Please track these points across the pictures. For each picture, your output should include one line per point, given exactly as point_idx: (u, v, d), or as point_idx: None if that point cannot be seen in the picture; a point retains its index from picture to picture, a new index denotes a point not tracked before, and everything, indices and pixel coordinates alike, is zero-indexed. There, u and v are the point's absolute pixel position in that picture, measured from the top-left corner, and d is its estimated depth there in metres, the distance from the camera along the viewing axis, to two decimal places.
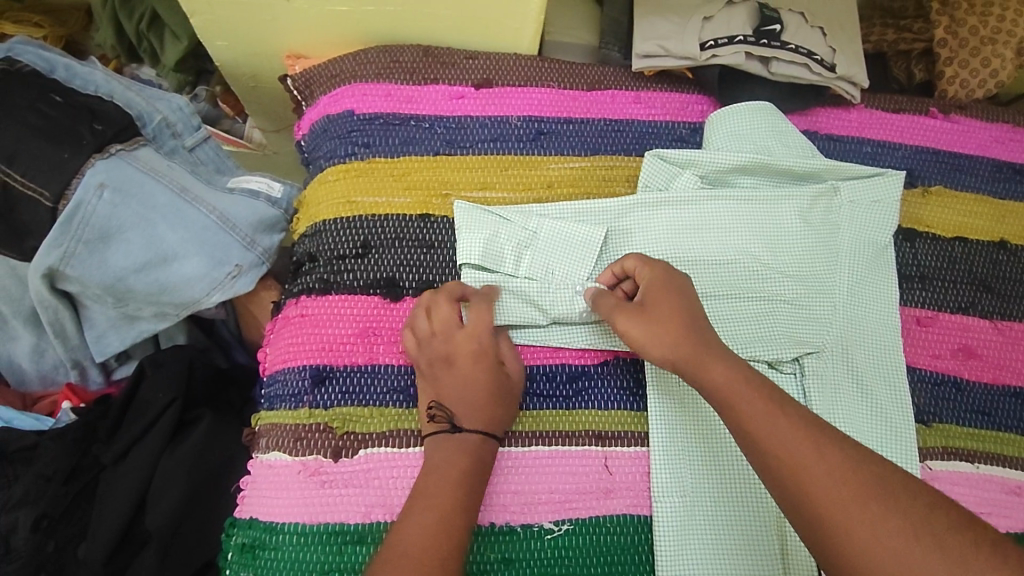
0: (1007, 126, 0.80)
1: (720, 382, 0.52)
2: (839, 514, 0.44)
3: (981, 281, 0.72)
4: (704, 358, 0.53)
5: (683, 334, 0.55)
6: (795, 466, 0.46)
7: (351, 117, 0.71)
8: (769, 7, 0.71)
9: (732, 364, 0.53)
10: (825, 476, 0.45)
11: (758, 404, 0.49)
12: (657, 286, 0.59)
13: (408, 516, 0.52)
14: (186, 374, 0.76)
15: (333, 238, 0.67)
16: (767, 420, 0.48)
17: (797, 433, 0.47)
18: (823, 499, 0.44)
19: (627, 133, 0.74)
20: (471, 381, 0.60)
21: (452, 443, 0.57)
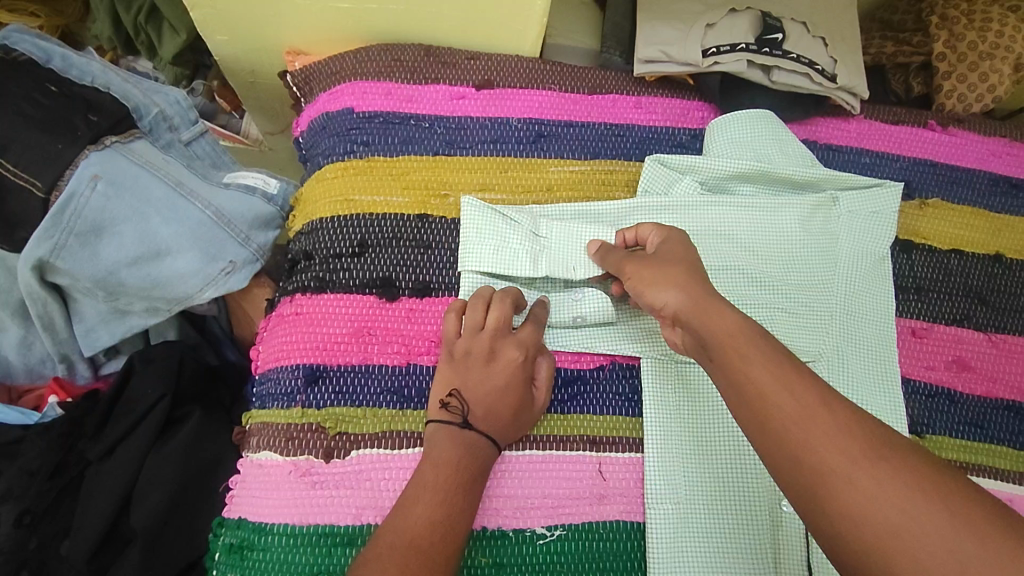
0: (1004, 140, 0.80)
1: (722, 328, 0.48)
2: (839, 468, 0.39)
3: (976, 294, 0.72)
4: (706, 308, 0.49)
5: (694, 283, 0.52)
6: (792, 419, 0.42)
7: (350, 115, 0.70)
8: (772, 16, 0.71)
9: (740, 317, 0.49)
10: (827, 429, 0.41)
11: (762, 357, 0.45)
12: (668, 242, 0.58)
13: (410, 508, 0.52)
14: (177, 370, 0.75)
15: (329, 236, 0.66)
16: (768, 371, 0.45)
17: (799, 387, 0.43)
18: (823, 455, 0.40)
19: (627, 138, 0.73)
20: (505, 386, 0.59)
21: (461, 440, 0.56)
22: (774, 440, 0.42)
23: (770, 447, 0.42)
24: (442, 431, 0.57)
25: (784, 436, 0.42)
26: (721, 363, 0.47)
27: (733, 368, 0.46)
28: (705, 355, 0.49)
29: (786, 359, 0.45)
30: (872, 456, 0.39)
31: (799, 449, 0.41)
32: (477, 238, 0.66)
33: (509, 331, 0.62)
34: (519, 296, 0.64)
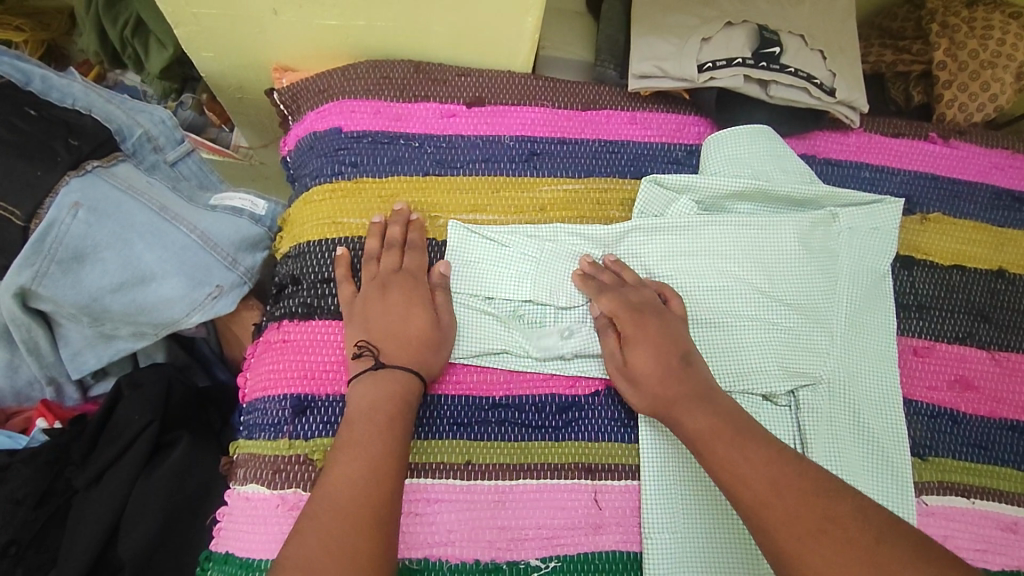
0: (1007, 152, 0.78)
1: (694, 425, 0.54)
2: (790, 544, 0.44)
3: (978, 311, 0.71)
4: (678, 405, 0.56)
5: (658, 385, 0.57)
6: (751, 501, 0.47)
7: (338, 134, 0.69)
8: (768, 29, 0.69)
9: (711, 409, 0.54)
10: (780, 509, 0.46)
11: (727, 445, 0.51)
12: (642, 329, 0.60)
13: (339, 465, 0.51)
14: (165, 395, 0.73)
15: (318, 259, 0.65)
16: (732, 458, 0.50)
17: (760, 467, 0.49)
18: (778, 533, 0.45)
19: (621, 154, 0.72)
20: (405, 315, 0.60)
21: (377, 381, 0.56)
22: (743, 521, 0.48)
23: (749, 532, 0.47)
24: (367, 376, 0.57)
25: (746, 519, 0.48)
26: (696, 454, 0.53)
27: (706, 458, 0.52)
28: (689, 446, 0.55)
29: (747, 444, 0.51)
30: (818, 531, 0.44)
31: (759, 527, 0.46)
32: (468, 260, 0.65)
33: (401, 267, 0.63)
34: (397, 235, 0.64)
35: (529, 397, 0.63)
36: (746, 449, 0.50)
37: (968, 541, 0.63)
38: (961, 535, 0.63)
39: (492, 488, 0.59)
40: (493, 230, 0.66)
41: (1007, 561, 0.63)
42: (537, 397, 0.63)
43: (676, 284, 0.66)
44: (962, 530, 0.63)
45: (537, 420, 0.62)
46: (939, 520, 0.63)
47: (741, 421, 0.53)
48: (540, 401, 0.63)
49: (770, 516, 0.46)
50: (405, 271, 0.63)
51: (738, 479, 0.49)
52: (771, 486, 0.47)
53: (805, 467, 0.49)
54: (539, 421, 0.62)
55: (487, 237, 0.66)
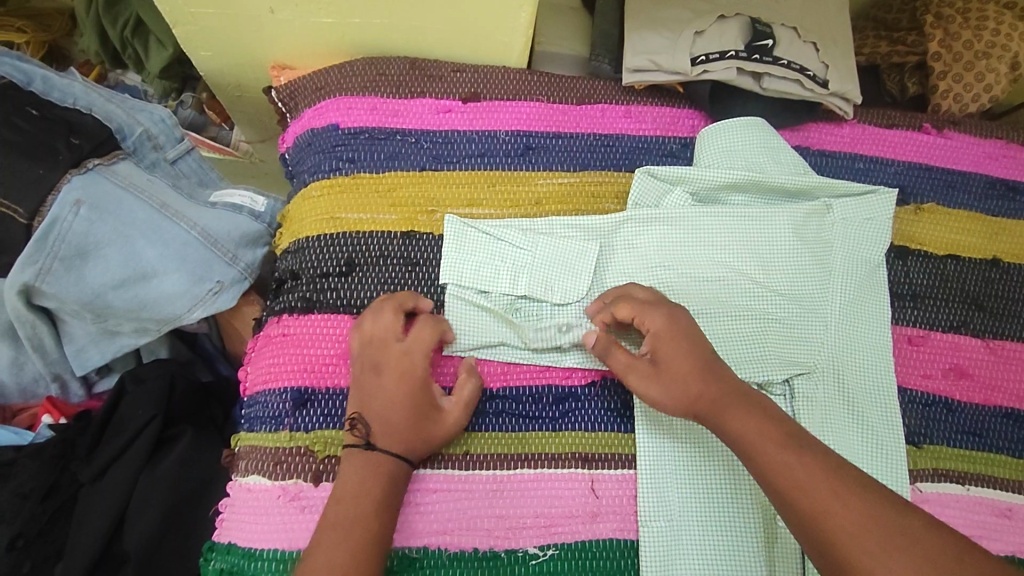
0: (1001, 142, 0.78)
1: (740, 427, 0.52)
2: (864, 556, 0.43)
3: (973, 299, 0.71)
4: (720, 405, 0.53)
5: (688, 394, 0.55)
6: (811, 508, 0.46)
7: (335, 131, 0.70)
8: (761, 22, 0.70)
9: (755, 411, 0.52)
10: (845, 517, 0.45)
11: (781, 449, 0.49)
12: (659, 339, 0.58)
13: (322, 548, 0.50)
14: (168, 391, 0.74)
15: (316, 255, 0.66)
16: (786, 462, 0.48)
17: (818, 472, 0.47)
18: (849, 542, 0.44)
19: (616, 148, 0.72)
20: (394, 395, 0.57)
21: (365, 462, 0.55)
22: (801, 528, 0.46)
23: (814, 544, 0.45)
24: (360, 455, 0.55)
25: (808, 529, 0.46)
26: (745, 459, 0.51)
27: (757, 464, 0.50)
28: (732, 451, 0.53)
29: (802, 448, 0.49)
30: (890, 541, 0.43)
31: (829, 541, 0.45)
32: (463, 254, 0.66)
33: (399, 341, 0.59)
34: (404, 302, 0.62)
35: (526, 388, 0.64)
36: (802, 453, 0.49)
37: (962, 528, 0.63)
38: (957, 522, 0.63)
39: (491, 478, 0.60)
40: (489, 224, 0.67)
41: (1002, 547, 0.63)
42: (533, 388, 0.64)
43: (671, 275, 0.67)
44: (957, 516, 0.63)
45: (534, 410, 0.63)
46: (933, 507, 0.64)
47: (783, 423, 0.52)
48: (537, 392, 0.64)
49: (839, 523, 0.45)
50: (403, 346, 0.59)
51: (798, 484, 0.47)
52: (834, 493, 0.46)
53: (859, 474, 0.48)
54: (537, 412, 0.63)
55: (483, 230, 0.67)
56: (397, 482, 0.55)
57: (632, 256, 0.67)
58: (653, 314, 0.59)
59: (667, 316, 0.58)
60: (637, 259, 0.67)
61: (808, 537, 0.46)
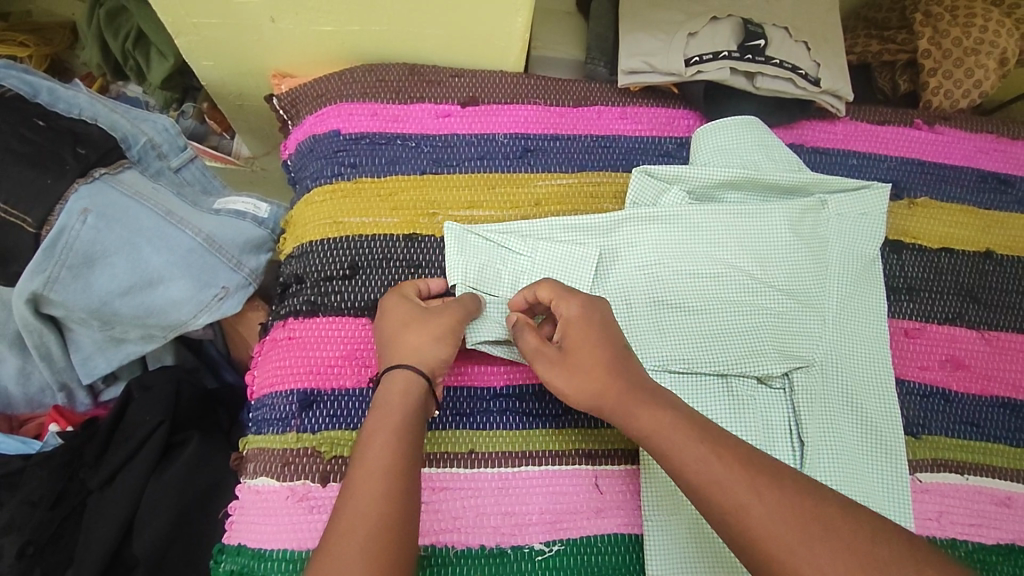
0: (991, 136, 0.78)
1: (647, 424, 0.51)
2: (781, 550, 0.43)
3: (968, 291, 0.72)
4: (632, 404, 0.52)
5: (603, 386, 0.53)
6: (728, 504, 0.45)
7: (337, 137, 0.71)
8: (752, 22, 0.71)
9: (664, 406, 0.51)
10: (759, 511, 0.44)
11: (693, 447, 0.48)
12: (573, 326, 0.56)
13: (346, 502, 0.48)
14: (174, 396, 0.75)
15: (322, 259, 0.67)
16: (697, 459, 0.48)
17: (733, 468, 0.46)
18: (767, 537, 0.43)
19: (613, 149, 0.73)
20: (390, 320, 0.60)
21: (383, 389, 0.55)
22: (717, 525, 0.46)
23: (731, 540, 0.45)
24: (369, 418, 0.53)
25: (724, 524, 0.45)
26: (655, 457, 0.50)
27: (665, 461, 0.49)
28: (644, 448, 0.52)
29: (713, 440, 0.48)
30: (806, 532, 0.43)
31: (747, 535, 0.44)
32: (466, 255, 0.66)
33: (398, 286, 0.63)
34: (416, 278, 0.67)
35: (528, 386, 0.64)
36: (713, 450, 0.48)
37: (961, 516, 0.64)
38: (956, 511, 0.64)
39: (496, 475, 0.61)
40: (488, 229, 0.68)
41: (1002, 535, 0.64)
42: (537, 386, 0.64)
43: (671, 270, 0.68)
44: (957, 506, 0.64)
45: (536, 408, 0.64)
46: (933, 496, 0.64)
47: (696, 420, 0.50)
48: (539, 390, 0.64)
49: (756, 515, 0.44)
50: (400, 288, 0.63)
51: (714, 483, 0.46)
52: (748, 487, 0.45)
53: (770, 461, 0.48)
54: (539, 410, 0.64)
55: (483, 234, 0.67)
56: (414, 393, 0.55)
57: (631, 252, 0.68)
58: (566, 305, 0.57)
59: (580, 303, 0.57)
60: (636, 255, 0.68)
61: (724, 536, 0.45)
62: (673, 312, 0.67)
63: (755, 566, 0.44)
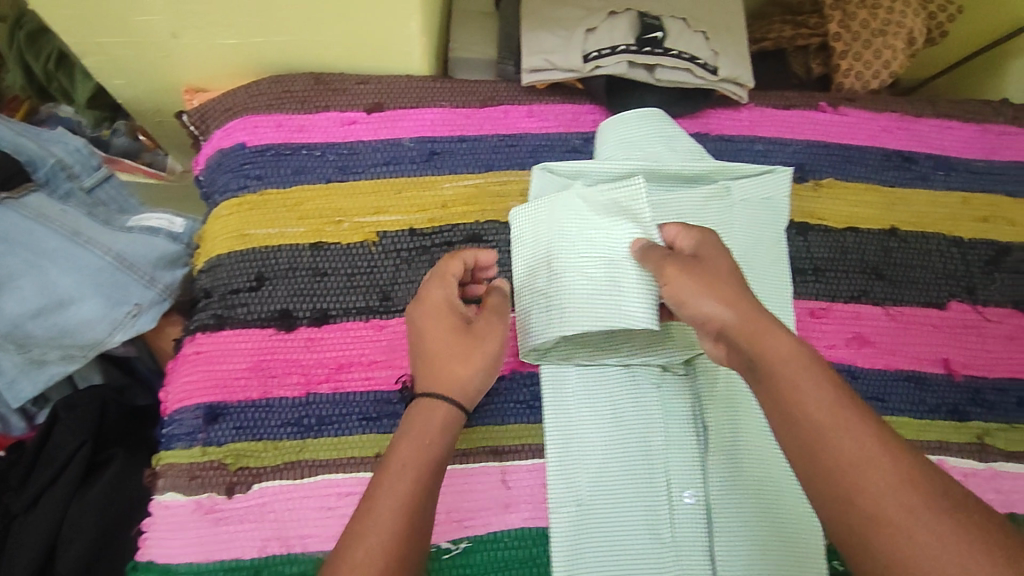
0: (896, 115, 0.78)
1: (780, 353, 0.49)
2: (891, 512, 0.41)
3: (873, 268, 0.74)
4: (764, 331, 0.50)
5: (738, 300, 0.53)
6: (852, 455, 0.43)
7: (242, 150, 0.71)
8: (649, 15, 0.71)
9: (799, 343, 0.49)
10: (883, 471, 0.42)
11: (831, 400, 0.46)
12: (708, 252, 0.57)
13: (363, 516, 0.48)
14: (97, 414, 0.75)
15: (228, 272, 0.67)
16: (821, 404, 0.45)
17: (858, 433, 0.44)
18: (875, 495, 0.41)
19: (520, 147, 0.74)
20: (430, 328, 0.59)
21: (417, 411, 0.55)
22: (822, 475, 0.44)
23: (836, 494, 0.43)
24: (399, 441, 0.52)
25: (842, 472, 0.43)
26: (769, 389, 0.48)
27: (785, 395, 0.47)
28: (750, 373, 0.50)
29: (848, 396, 0.46)
30: (933, 505, 0.41)
31: (863, 490, 0.42)
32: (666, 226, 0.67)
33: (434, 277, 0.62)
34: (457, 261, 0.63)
35: None
36: (845, 410, 0.45)
37: None
38: None
39: None
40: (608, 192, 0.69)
41: None
42: None
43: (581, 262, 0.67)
44: None
45: None
46: None
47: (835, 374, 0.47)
48: None
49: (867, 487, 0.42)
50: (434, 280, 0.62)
51: (823, 442, 0.44)
52: (879, 448, 0.43)
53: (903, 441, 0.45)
54: None
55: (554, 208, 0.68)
56: (448, 424, 0.54)
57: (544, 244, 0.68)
58: (690, 239, 0.60)
59: (703, 239, 0.59)
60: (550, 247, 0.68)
61: (827, 486, 0.43)
62: (574, 294, 0.66)
63: (857, 521, 0.41)
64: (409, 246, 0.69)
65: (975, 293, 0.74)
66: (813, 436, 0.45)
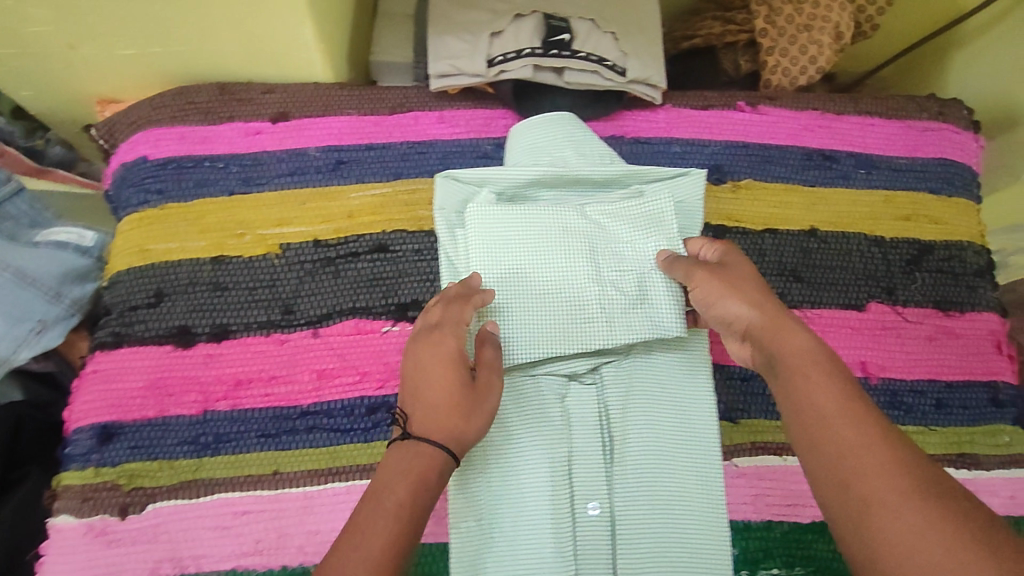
0: (817, 112, 0.77)
1: (793, 349, 0.51)
2: (876, 488, 0.41)
3: (790, 271, 0.72)
4: (789, 330, 0.52)
5: (765, 302, 0.55)
6: (845, 437, 0.44)
7: (144, 163, 0.70)
8: (555, 17, 0.69)
9: (819, 345, 0.51)
10: (870, 451, 0.43)
11: (832, 389, 0.47)
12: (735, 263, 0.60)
13: (351, 530, 0.45)
14: (12, 429, 0.72)
15: (127, 288, 0.67)
16: (825, 391, 0.47)
17: (859, 424, 0.44)
18: (861, 472, 0.42)
19: (430, 155, 0.72)
20: (433, 374, 0.54)
21: (403, 449, 0.51)
22: (818, 453, 0.45)
23: (826, 471, 0.44)
24: (389, 459, 0.51)
25: (830, 451, 0.44)
26: (780, 381, 0.50)
27: (795, 383, 0.49)
28: (767, 368, 0.53)
29: (850, 389, 0.47)
30: (920, 487, 0.40)
31: (850, 468, 0.43)
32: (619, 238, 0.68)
33: (438, 320, 0.58)
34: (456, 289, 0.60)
35: (338, 401, 0.65)
36: (848, 402, 0.46)
37: (779, 498, 0.67)
38: (773, 493, 0.67)
39: (301, 495, 0.63)
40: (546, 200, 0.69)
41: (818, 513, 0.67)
42: (346, 401, 0.65)
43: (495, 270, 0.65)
44: (775, 488, 0.67)
45: (346, 423, 0.65)
46: (750, 480, 0.67)
47: (847, 373, 0.48)
48: (349, 404, 0.65)
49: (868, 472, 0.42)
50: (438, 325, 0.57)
51: (830, 430, 0.45)
52: (873, 434, 0.44)
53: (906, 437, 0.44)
54: (348, 425, 0.65)
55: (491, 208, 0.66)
56: (436, 462, 0.50)
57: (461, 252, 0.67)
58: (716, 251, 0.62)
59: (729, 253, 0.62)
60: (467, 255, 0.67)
61: (818, 464, 0.44)
62: (530, 298, 0.66)
63: (845, 496, 0.42)
64: (313, 258, 0.69)
65: (895, 294, 0.72)
66: (815, 424, 0.46)
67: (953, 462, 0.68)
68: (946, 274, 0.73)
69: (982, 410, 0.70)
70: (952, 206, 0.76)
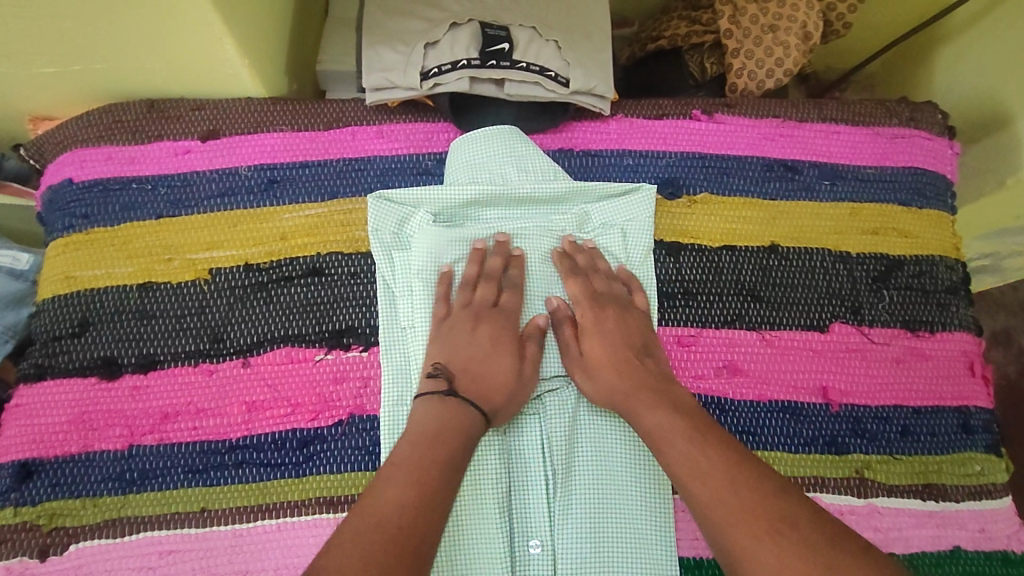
0: (778, 120, 0.73)
1: (652, 418, 0.55)
2: (742, 541, 0.45)
3: (749, 290, 0.68)
4: (637, 398, 0.57)
5: (613, 385, 0.59)
6: (711, 494, 0.48)
7: (69, 186, 0.67)
8: (492, 26, 0.65)
9: (670, 403, 0.56)
10: (733, 503, 0.47)
11: (689, 446, 0.52)
12: (589, 335, 0.61)
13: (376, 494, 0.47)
14: None
15: (52, 318, 0.64)
16: (685, 452, 0.52)
17: (715, 475, 0.49)
18: (728, 529, 0.46)
19: (368, 172, 0.69)
20: (495, 353, 0.59)
21: (441, 408, 0.54)
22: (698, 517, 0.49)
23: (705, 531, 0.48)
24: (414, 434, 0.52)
25: (703, 510, 0.48)
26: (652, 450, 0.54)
27: (661, 450, 0.53)
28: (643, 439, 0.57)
29: (704, 441, 0.52)
30: (772, 529, 0.45)
31: (719, 526, 0.47)
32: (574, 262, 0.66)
33: (497, 303, 0.62)
34: (497, 268, 0.63)
35: (267, 434, 0.62)
36: (704, 456, 0.51)
37: None
38: None
39: (229, 533, 0.59)
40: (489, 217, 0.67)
41: None
42: (278, 434, 0.62)
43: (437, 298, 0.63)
44: None
45: (275, 457, 0.62)
46: None
47: (697, 423, 0.54)
48: (279, 438, 0.62)
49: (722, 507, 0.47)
50: (501, 307, 0.62)
51: (685, 472, 0.51)
52: (728, 485, 0.48)
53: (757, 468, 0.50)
54: (278, 459, 0.62)
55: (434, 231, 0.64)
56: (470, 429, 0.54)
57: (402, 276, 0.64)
58: (585, 309, 0.63)
59: (597, 313, 0.62)
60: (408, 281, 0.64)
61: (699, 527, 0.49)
62: None
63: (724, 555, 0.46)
64: (243, 282, 0.65)
65: (861, 313, 0.68)
66: (685, 488, 0.50)
67: (919, 493, 0.64)
68: (916, 291, 0.69)
69: (951, 437, 0.66)
70: (922, 219, 0.72)
